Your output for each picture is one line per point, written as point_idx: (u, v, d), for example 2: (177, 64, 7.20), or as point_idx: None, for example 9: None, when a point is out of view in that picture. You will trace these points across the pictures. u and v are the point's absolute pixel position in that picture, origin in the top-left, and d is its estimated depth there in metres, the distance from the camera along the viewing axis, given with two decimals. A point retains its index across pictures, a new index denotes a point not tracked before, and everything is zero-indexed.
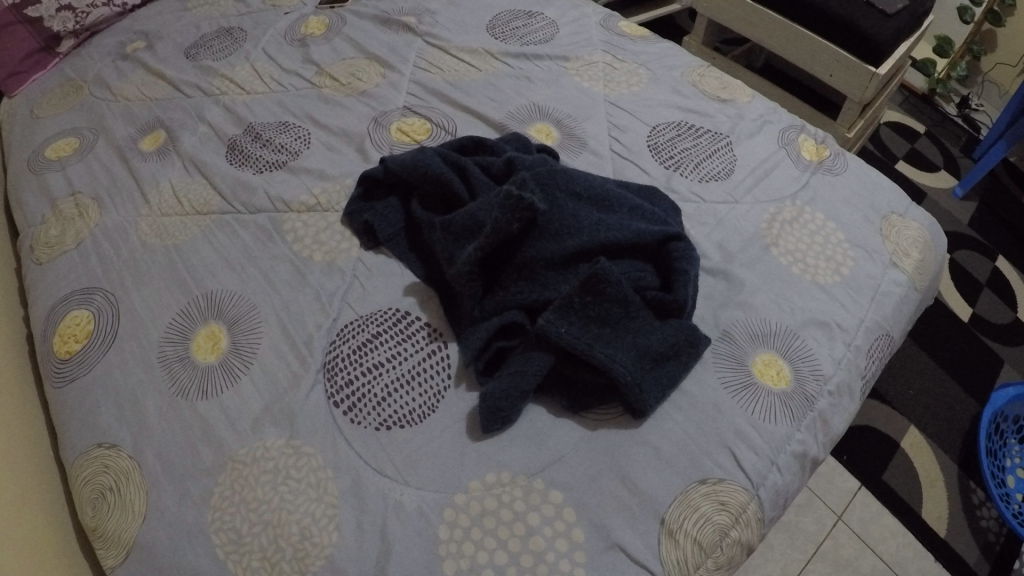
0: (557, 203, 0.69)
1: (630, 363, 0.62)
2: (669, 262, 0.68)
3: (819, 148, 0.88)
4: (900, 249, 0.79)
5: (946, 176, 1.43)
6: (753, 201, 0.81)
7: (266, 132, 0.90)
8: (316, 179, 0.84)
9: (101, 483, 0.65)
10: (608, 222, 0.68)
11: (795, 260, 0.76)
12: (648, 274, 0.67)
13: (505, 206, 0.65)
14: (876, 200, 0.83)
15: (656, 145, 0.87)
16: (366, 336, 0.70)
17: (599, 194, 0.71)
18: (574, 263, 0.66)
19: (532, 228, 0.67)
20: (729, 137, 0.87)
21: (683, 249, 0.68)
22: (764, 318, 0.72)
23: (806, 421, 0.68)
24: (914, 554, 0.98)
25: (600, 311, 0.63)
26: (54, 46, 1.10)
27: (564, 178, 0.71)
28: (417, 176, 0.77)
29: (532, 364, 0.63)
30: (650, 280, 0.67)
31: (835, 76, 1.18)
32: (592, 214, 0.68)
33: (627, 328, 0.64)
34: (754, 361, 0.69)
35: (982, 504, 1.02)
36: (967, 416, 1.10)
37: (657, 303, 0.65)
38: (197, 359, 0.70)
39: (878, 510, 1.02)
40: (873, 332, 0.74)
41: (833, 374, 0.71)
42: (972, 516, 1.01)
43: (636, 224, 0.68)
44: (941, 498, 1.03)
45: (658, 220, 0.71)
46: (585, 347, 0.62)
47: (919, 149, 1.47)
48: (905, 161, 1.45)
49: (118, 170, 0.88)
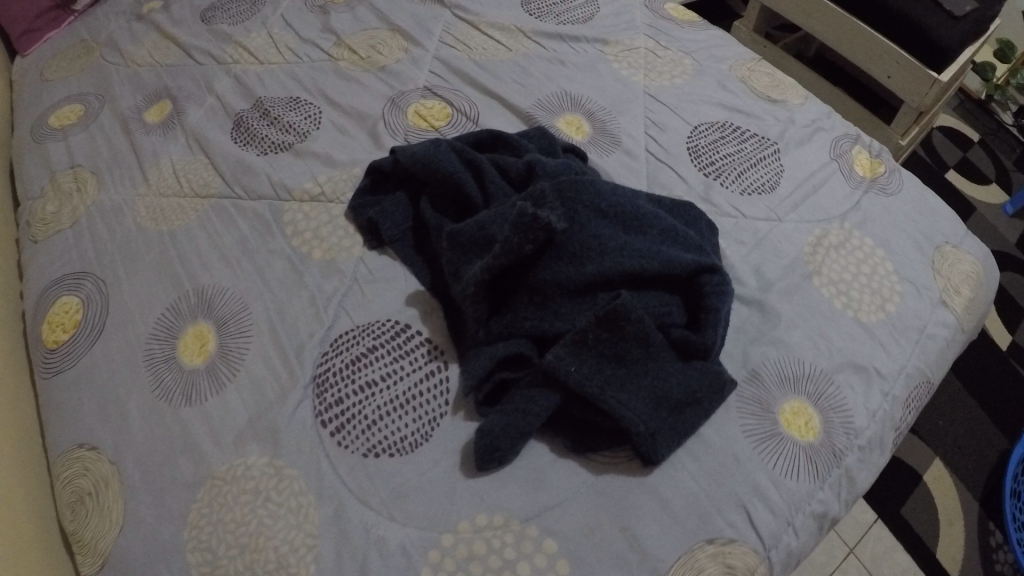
0: (577, 220, 0.62)
1: (643, 411, 0.56)
2: (699, 295, 0.61)
3: (874, 163, 0.79)
4: (952, 286, 0.71)
5: (997, 190, 1.30)
6: (798, 220, 0.73)
7: (276, 108, 0.85)
8: (322, 164, 0.79)
9: (81, 486, 0.63)
10: (634, 246, 0.61)
11: (838, 292, 0.69)
12: (674, 309, 0.60)
13: (518, 225, 0.58)
14: (932, 227, 0.74)
15: (696, 148, 0.79)
16: (360, 351, 0.65)
17: (624, 211, 0.64)
18: (592, 292, 0.60)
19: (548, 248, 0.61)
20: (777, 144, 0.78)
21: (716, 282, 0.61)
22: (797, 358, 0.65)
23: (830, 479, 0.62)
24: None
25: (617, 350, 0.57)
26: (70, 3, 1.05)
27: (588, 192, 0.64)
28: (427, 174, 0.71)
29: (536, 404, 0.58)
30: (676, 314, 0.60)
31: (894, 79, 1.08)
32: (617, 236, 0.62)
33: (646, 370, 0.58)
34: (781, 409, 0.63)
35: (998, 548, 0.95)
36: (993, 454, 1.02)
37: (681, 342, 0.59)
38: (183, 360, 0.66)
39: (892, 545, 0.95)
40: (914, 381, 0.67)
41: (866, 428, 0.64)
42: (986, 560, 0.94)
43: (665, 251, 0.62)
44: (958, 538, 0.96)
45: (687, 246, 0.63)
46: (596, 390, 0.56)
47: (972, 159, 1.34)
48: (955, 171, 1.33)
49: (120, 143, 0.84)
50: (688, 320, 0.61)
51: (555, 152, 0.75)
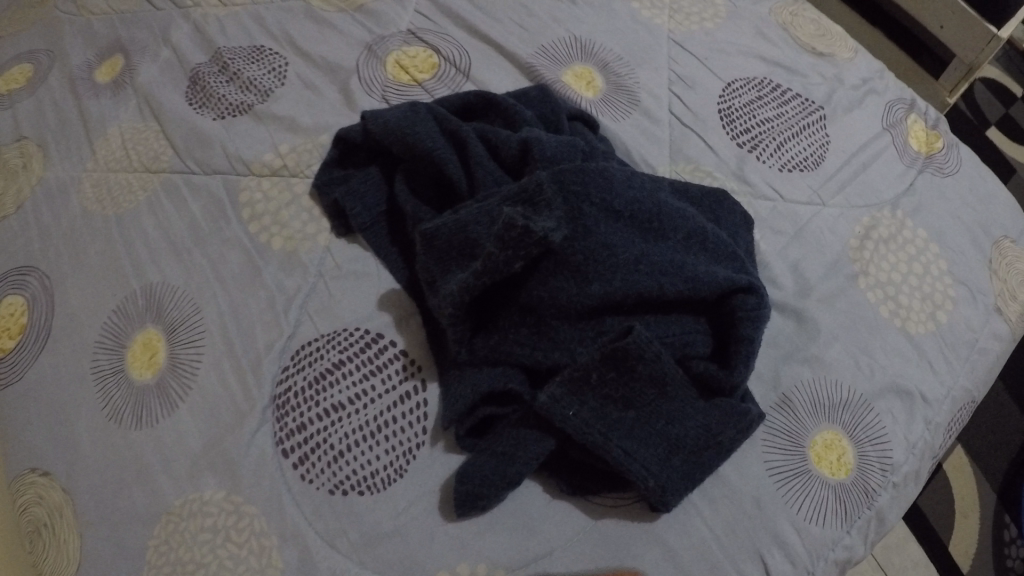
0: (585, 223, 0.51)
1: (653, 462, 0.48)
2: (728, 320, 0.52)
3: (931, 136, 0.66)
4: (1009, 289, 0.60)
5: None
6: (843, 205, 0.61)
7: (237, 61, 0.72)
8: (285, 130, 0.67)
9: (36, 515, 0.57)
10: (650, 258, 0.51)
11: (886, 297, 0.58)
12: (697, 337, 0.52)
13: (505, 240, 0.47)
14: (993, 215, 0.63)
15: (728, 112, 0.66)
16: (325, 367, 0.55)
17: (638, 209, 0.53)
18: (598, 315, 0.51)
19: (547, 260, 0.51)
20: (822, 109, 0.65)
21: (749, 305, 0.52)
22: (835, 380, 0.55)
23: (858, 522, 0.54)
24: None
25: (625, 391, 0.49)
26: None
27: (598, 184, 0.53)
28: (403, 149, 0.59)
29: (526, 448, 0.50)
30: (701, 343, 0.52)
31: (946, 29, 0.96)
32: (631, 245, 0.51)
33: (659, 412, 0.50)
34: (812, 442, 0.54)
35: (1011, 542, 0.85)
36: (1015, 444, 0.91)
37: (703, 379, 0.51)
38: (132, 374, 0.58)
39: (904, 536, 0.87)
40: (959, 405, 0.57)
41: (903, 462, 0.55)
42: (996, 554, 0.85)
43: (688, 264, 0.52)
44: (971, 531, 0.87)
45: (711, 258, 0.54)
46: (600, 438, 0.48)
47: (1016, 116, 1.15)
48: (997, 127, 1.14)
49: (69, 109, 0.74)
50: (713, 348, 0.53)
51: (558, 123, 0.62)
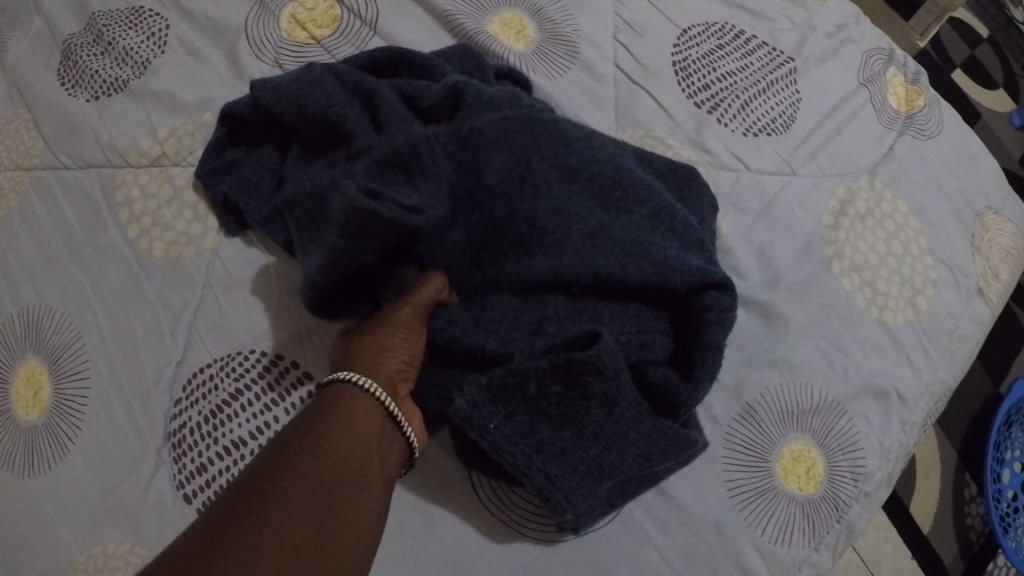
0: (524, 188, 0.44)
1: (581, 486, 0.42)
2: (690, 316, 0.44)
3: (911, 92, 0.59)
4: (991, 267, 0.55)
5: (1003, 97, 1.02)
6: (815, 173, 0.54)
7: (113, 29, 0.61)
8: (167, 110, 0.57)
9: None
10: (609, 233, 0.43)
11: (861, 282, 0.52)
12: (657, 338, 0.44)
13: (348, 230, 0.40)
14: (973, 182, 0.56)
15: (686, 64, 0.56)
16: (220, 400, 0.49)
17: (591, 167, 0.45)
18: (541, 295, 0.43)
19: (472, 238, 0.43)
20: (792, 61, 0.57)
21: (722, 304, 0.44)
22: (806, 385, 0.49)
23: (827, 538, 0.49)
24: (892, 549, 0.76)
25: (565, 407, 0.41)
26: None
27: (552, 138, 0.46)
28: (296, 117, 0.49)
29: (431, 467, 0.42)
30: (659, 345, 0.44)
31: None
32: (588, 215, 0.43)
33: (599, 434, 0.42)
34: (778, 455, 0.48)
35: (971, 500, 0.80)
36: (977, 399, 0.84)
37: (656, 388, 0.44)
38: (18, 416, 0.51)
39: None
40: (938, 398, 0.53)
41: (877, 469, 0.50)
42: (957, 513, 0.79)
43: (647, 240, 0.44)
44: (932, 493, 0.80)
45: (676, 240, 0.45)
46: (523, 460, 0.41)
47: (980, 59, 1.03)
48: (962, 70, 1.02)
49: None
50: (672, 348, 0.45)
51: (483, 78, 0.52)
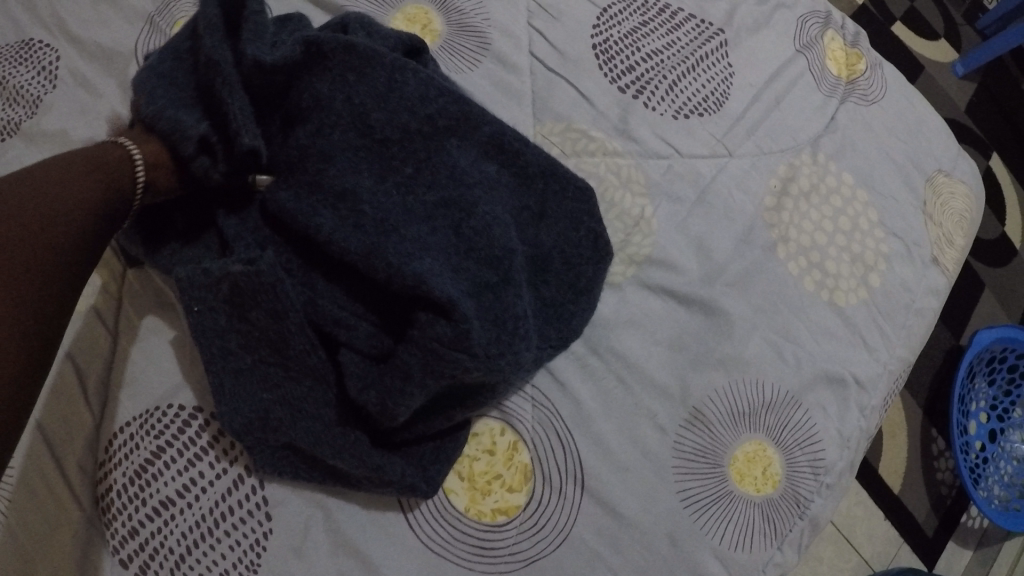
0: (313, 119, 0.44)
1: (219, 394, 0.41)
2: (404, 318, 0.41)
3: (851, 56, 0.55)
4: (945, 233, 0.52)
5: (946, 47, 0.99)
6: (754, 152, 0.51)
7: (3, 66, 0.57)
8: (65, 151, 0.54)
9: None
10: (354, 202, 0.42)
11: (811, 265, 0.49)
12: (360, 327, 0.42)
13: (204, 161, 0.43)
14: (920, 145, 0.53)
15: (607, 47, 0.52)
16: (142, 459, 0.45)
17: (397, 134, 0.43)
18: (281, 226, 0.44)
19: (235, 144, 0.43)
20: (723, 34, 0.53)
21: (434, 336, 0.39)
22: (757, 383, 0.47)
23: (790, 536, 0.47)
24: (864, 514, 0.74)
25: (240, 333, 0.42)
26: None
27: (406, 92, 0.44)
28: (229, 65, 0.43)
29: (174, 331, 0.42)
30: (367, 339, 0.42)
31: None
32: (358, 177, 0.43)
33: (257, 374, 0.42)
34: (732, 458, 0.46)
35: (939, 455, 0.78)
36: (940, 355, 0.82)
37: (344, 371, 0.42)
38: None
39: None
40: (897, 378, 0.50)
41: (838, 460, 0.48)
42: (927, 470, 0.77)
43: (399, 221, 0.42)
44: (899, 452, 0.78)
45: (418, 244, 0.41)
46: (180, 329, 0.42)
47: (920, 8, 0.99)
48: (903, 23, 0.97)
49: None
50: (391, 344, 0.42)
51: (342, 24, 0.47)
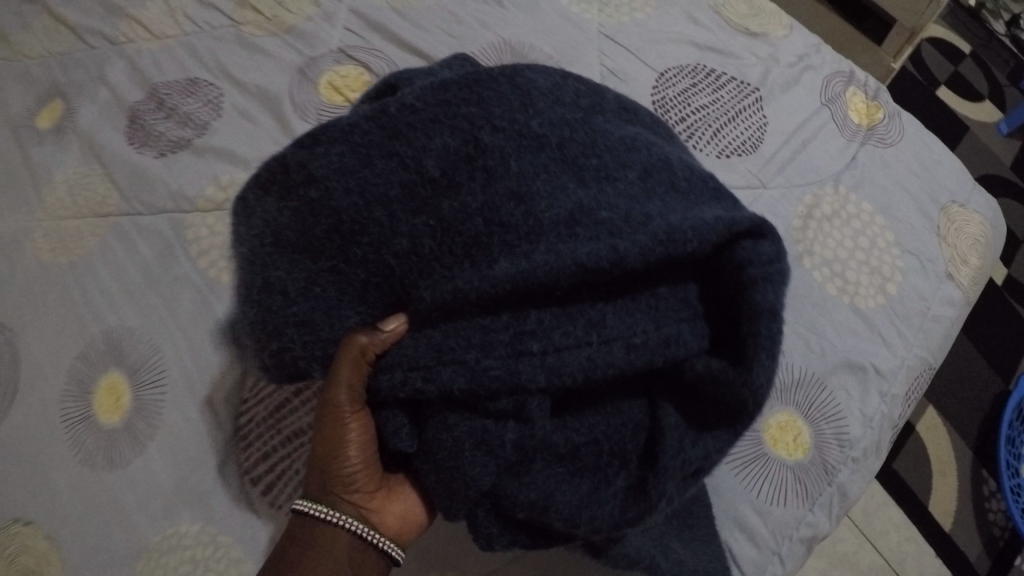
0: (505, 171, 0.47)
1: (585, 503, 0.45)
2: (730, 292, 0.46)
3: (871, 107, 0.67)
4: (959, 254, 0.62)
5: (990, 108, 1.24)
6: (784, 185, 0.62)
7: (174, 97, 0.73)
8: (224, 161, 0.68)
9: (19, 566, 0.59)
10: (594, 218, 0.46)
11: (832, 274, 0.59)
12: (683, 332, 0.46)
13: (371, 273, 0.46)
14: (935, 183, 0.64)
15: (663, 103, 0.66)
16: (283, 398, 0.59)
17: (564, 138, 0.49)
18: (522, 307, 0.45)
19: (376, 281, 0.46)
20: (758, 91, 0.66)
21: (759, 256, 0.46)
22: (786, 365, 0.56)
23: (820, 499, 0.55)
24: (915, 549, 0.89)
25: (568, 444, 0.46)
26: None
27: (507, 97, 0.50)
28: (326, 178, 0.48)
29: (527, 489, 0.45)
30: (693, 333, 0.47)
31: None
32: (564, 198, 0.46)
33: (597, 464, 0.46)
34: (766, 425, 0.55)
35: (991, 496, 0.93)
36: (988, 397, 0.99)
37: (704, 378, 0.46)
38: (101, 420, 0.60)
39: (884, 501, 0.91)
40: (916, 372, 0.59)
41: (861, 436, 0.56)
42: (979, 509, 0.92)
43: (637, 216, 0.46)
44: (951, 490, 0.93)
45: (663, 210, 0.47)
46: (511, 480, 0.45)
47: (964, 74, 1.26)
48: (946, 87, 1.24)
49: (14, 158, 0.75)
50: (712, 331, 0.48)
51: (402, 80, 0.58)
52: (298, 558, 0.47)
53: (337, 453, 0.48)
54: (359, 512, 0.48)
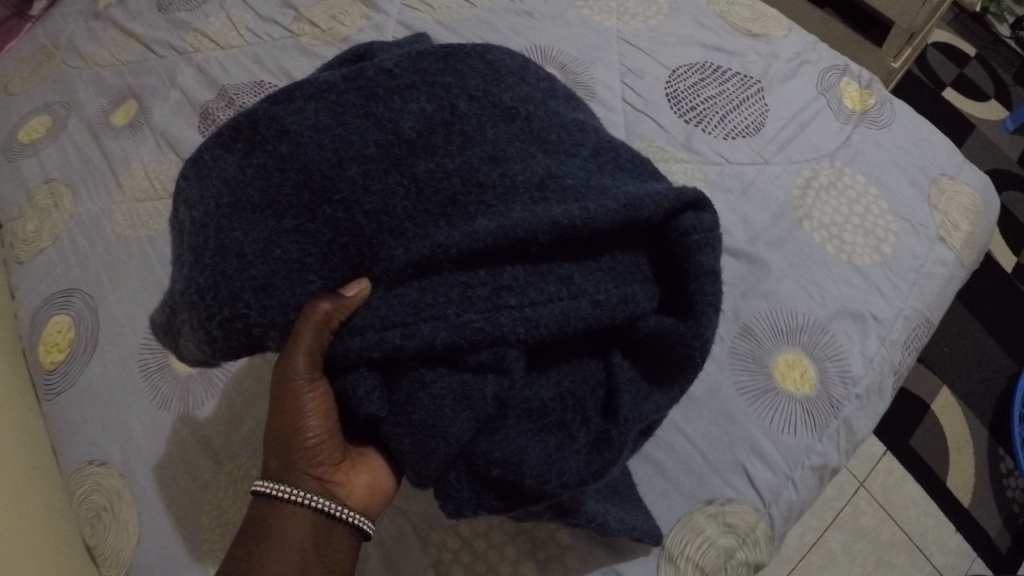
0: (476, 143, 0.53)
1: (555, 458, 0.47)
2: (678, 255, 0.52)
3: (864, 95, 0.76)
4: (950, 219, 0.69)
5: (997, 106, 1.31)
6: (785, 161, 0.71)
7: (242, 96, 0.82)
8: None
9: (96, 501, 0.66)
10: (560, 181, 0.51)
11: (830, 235, 0.67)
12: (636, 291, 0.50)
13: (338, 234, 0.50)
14: (924, 159, 0.72)
15: (675, 94, 0.75)
16: None
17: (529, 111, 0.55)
18: (499, 264, 0.49)
19: (343, 242, 0.50)
20: (760, 83, 0.76)
21: (703, 224, 0.52)
22: (792, 311, 0.63)
23: (829, 431, 0.61)
24: (934, 524, 0.96)
25: (540, 402, 0.49)
26: (26, 11, 1.08)
27: (481, 76, 0.56)
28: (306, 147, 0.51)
29: (504, 446, 0.47)
30: (645, 293, 0.51)
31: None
32: (533, 163, 0.52)
33: (563, 420, 0.49)
34: (775, 362, 0.62)
35: (1009, 473, 0.99)
36: (1002, 375, 1.05)
37: (658, 334, 0.51)
38: (178, 368, 0.68)
39: (901, 476, 0.99)
40: (912, 322, 0.65)
41: (863, 375, 0.63)
42: (997, 485, 0.98)
43: (590, 185, 0.51)
44: (968, 467, 0.99)
45: (615, 183, 0.53)
46: (485, 438, 0.47)
47: (970, 75, 1.34)
48: (952, 89, 1.33)
49: (92, 152, 0.84)
50: (660, 293, 0.54)
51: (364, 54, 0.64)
52: (265, 534, 0.50)
53: (300, 423, 0.50)
54: (320, 484, 0.51)
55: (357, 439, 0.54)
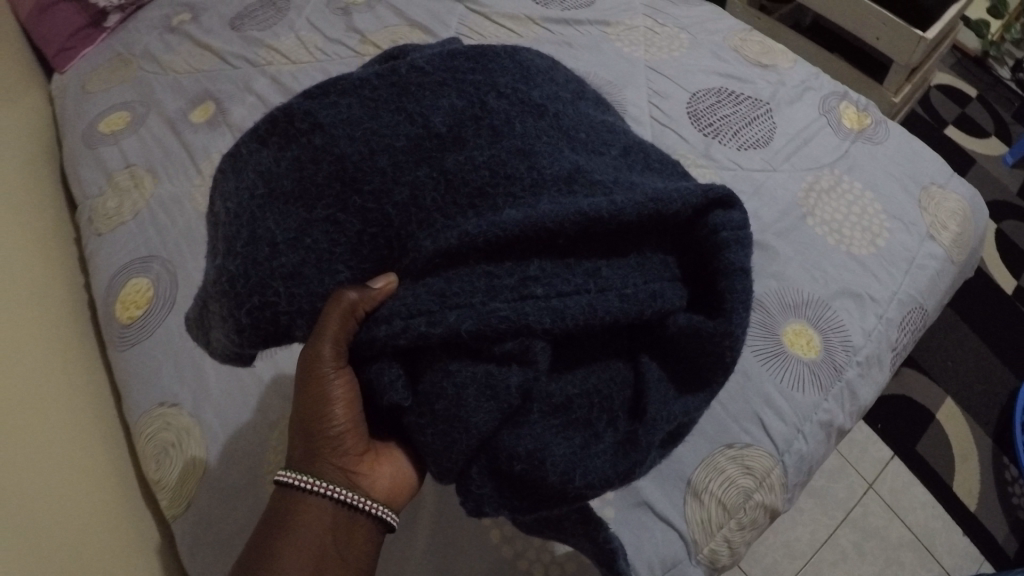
0: (506, 135, 0.56)
1: (579, 456, 0.50)
2: (707, 252, 0.55)
3: (861, 116, 0.88)
4: (939, 221, 0.80)
5: (996, 143, 1.45)
6: (791, 169, 0.82)
7: None
8: None
9: (164, 438, 0.73)
10: (586, 177, 0.55)
11: (830, 229, 0.77)
12: (664, 289, 0.53)
13: (366, 226, 0.54)
14: (915, 170, 0.83)
15: (695, 112, 0.87)
16: None
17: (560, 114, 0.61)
18: (523, 257, 0.51)
19: (372, 232, 0.54)
20: (769, 105, 0.87)
21: (732, 222, 0.56)
22: (797, 290, 0.73)
23: (833, 391, 0.70)
24: (942, 526, 1.02)
25: (563, 399, 0.51)
26: (101, 21, 1.17)
27: (516, 76, 0.62)
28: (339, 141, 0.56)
29: (526, 442, 0.49)
30: (672, 291, 0.54)
31: (883, 40, 1.19)
32: (561, 158, 0.56)
33: (588, 419, 0.52)
34: (785, 331, 0.70)
35: (1013, 480, 1.06)
36: (1005, 388, 1.14)
37: (686, 330, 0.53)
38: None
39: (908, 480, 1.06)
40: (907, 305, 0.75)
41: (863, 345, 0.72)
42: (1002, 490, 1.05)
43: (612, 184, 0.56)
44: (973, 473, 1.07)
45: (641, 184, 0.57)
46: (509, 432, 0.50)
47: (970, 115, 1.49)
48: (954, 127, 1.47)
49: (171, 142, 0.94)
50: (688, 291, 0.57)
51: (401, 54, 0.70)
52: (283, 525, 0.52)
53: (326, 412, 0.53)
54: (342, 474, 0.54)
55: (379, 433, 0.57)
